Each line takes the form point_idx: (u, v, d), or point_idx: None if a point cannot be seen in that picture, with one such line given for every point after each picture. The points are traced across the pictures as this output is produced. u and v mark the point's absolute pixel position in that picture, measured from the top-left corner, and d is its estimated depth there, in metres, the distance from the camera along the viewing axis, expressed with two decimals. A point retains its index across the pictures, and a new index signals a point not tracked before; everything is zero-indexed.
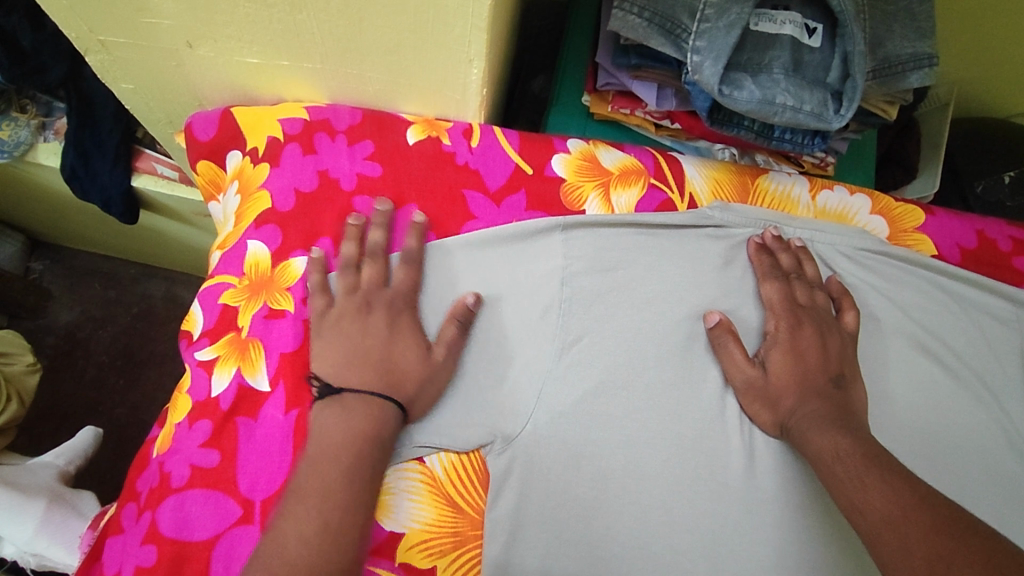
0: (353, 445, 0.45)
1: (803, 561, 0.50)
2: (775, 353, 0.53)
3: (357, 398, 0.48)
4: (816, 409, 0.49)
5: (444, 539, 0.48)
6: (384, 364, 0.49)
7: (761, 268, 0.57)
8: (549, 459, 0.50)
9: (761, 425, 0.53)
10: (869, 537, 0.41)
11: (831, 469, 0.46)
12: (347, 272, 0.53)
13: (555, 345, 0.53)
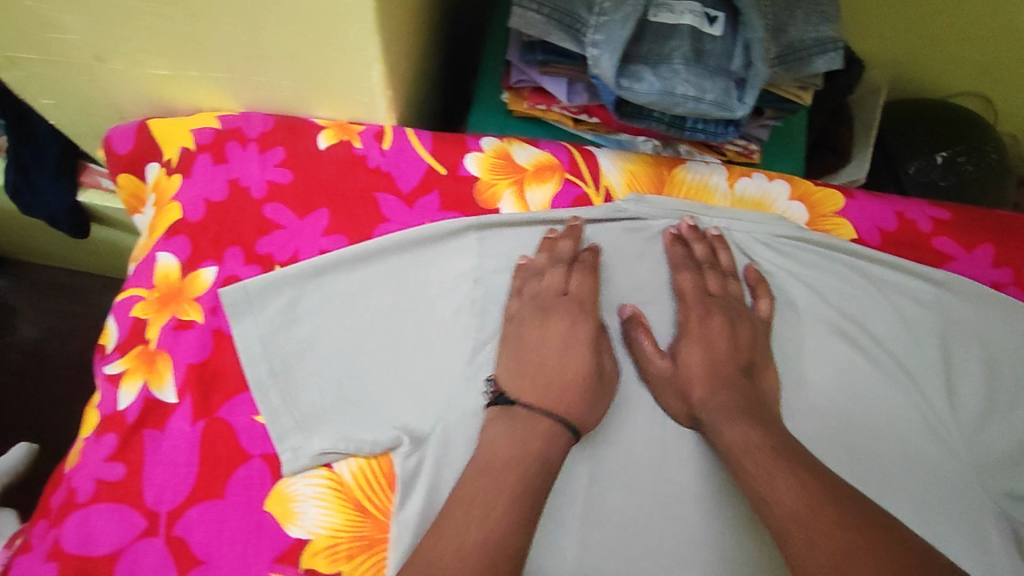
0: (527, 454, 0.46)
1: (715, 554, 0.50)
2: (687, 344, 0.54)
3: (528, 412, 0.48)
4: (727, 399, 0.51)
5: (351, 543, 0.48)
6: (549, 374, 0.51)
7: (675, 257, 0.57)
8: (459, 458, 0.51)
9: (674, 414, 0.53)
10: (774, 529, 0.43)
11: (739, 460, 0.47)
12: (522, 280, 0.55)
13: (468, 345, 0.54)
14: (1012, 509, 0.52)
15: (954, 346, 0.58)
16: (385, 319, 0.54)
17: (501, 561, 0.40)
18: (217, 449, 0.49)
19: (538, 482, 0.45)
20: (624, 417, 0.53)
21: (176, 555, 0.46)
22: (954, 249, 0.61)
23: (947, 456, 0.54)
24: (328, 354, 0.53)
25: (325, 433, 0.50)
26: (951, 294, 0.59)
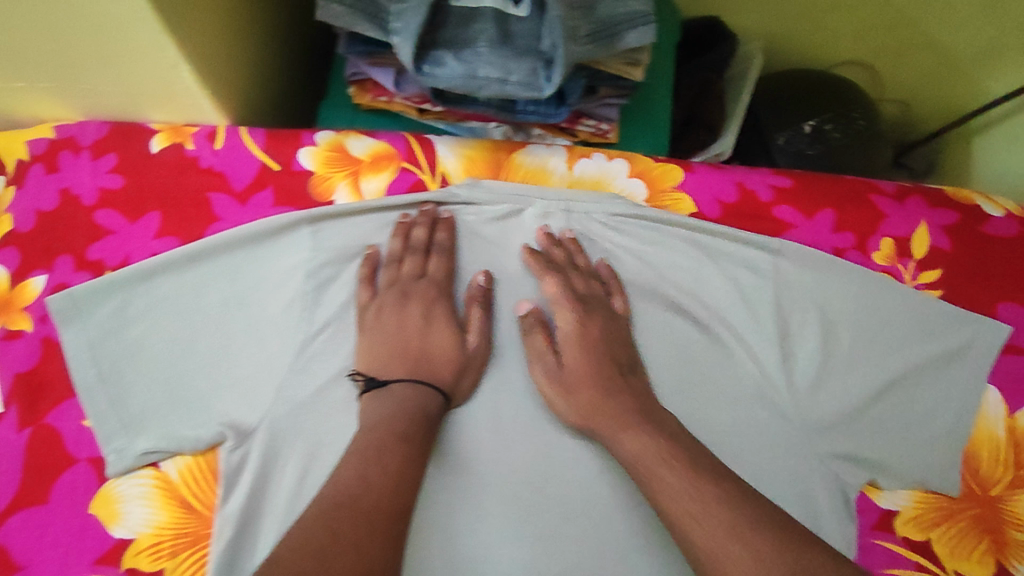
0: (405, 419, 0.48)
1: (542, 529, 0.51)
2: (569, 346, 0.54)
3: (404, 387, 0.50)
4: (604, 403, 0.51)
5: (174, 541, 0.49)
6: (421, 354, 0.52)
7: (536, 265, 0.57)
8: (288, 446, 0.51)
9: (563, 415, 0.53)
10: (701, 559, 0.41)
11: (658, 473, 0.46)
12: (390, 265, 0.56)
13: (297, 338, 0.54)
14: (837, 468, 0.54)
15: (790, 311, 0.59)
16: (218, 317, 0.55)
17: (379, 517, 0.42)
18: (45, 455, 0.51)
19: (416, 450, 0.47)
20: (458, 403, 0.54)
21: None
22: (795, 217, 0.61)
23: (776, 421, 0.55)
24: (157, 355, 0.53)
25: (152, 432, 0.51)
26: (790, 262, 0.60)
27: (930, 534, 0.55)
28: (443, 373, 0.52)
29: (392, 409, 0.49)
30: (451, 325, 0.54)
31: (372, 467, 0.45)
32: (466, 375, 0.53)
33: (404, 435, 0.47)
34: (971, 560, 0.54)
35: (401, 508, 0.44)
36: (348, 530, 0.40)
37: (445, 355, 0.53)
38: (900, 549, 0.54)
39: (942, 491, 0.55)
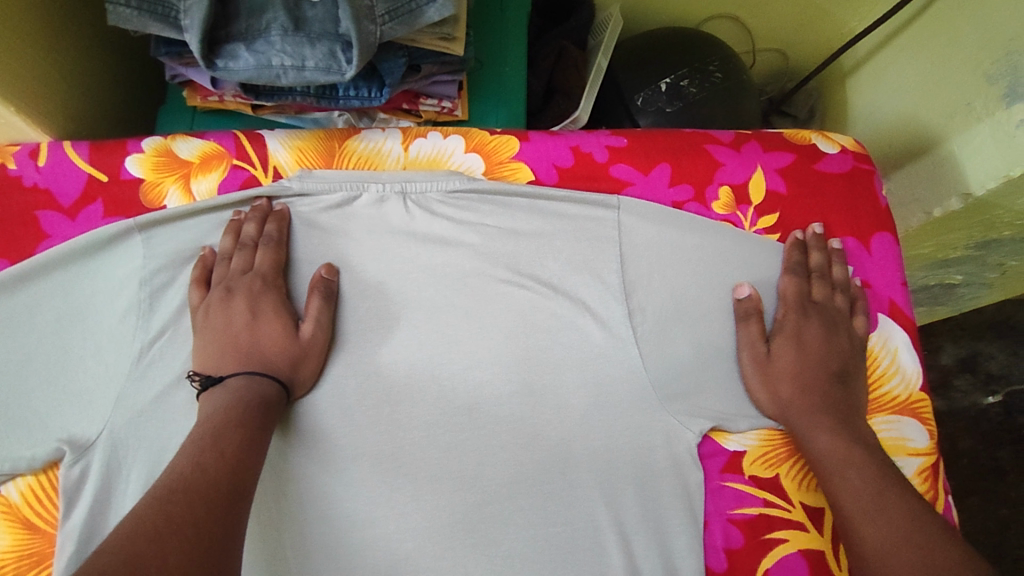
0: (238, 408, 0.48)
1: (394, 510, 0.52)
2: (781, 339, 0.57)
3: (242, 380, 0.50)
4: (809, 404, 0.54)
5: (17, 562, 0.49)
6: (253, 350, 0.52)
7: (790, 259, 0.60)
8: (132, 453, 0.51)
9: (758, 400, 0.56)
10: (868, 553, 0.46)
11: (843, 473, 0.50)
12: (221, 263, 0.56)
13: (134, 346, 0.54)
14: (684, 420, 0.54)
15: (635, 266, 0.59)
16: (56, 333, 0.55)
17: (214, 495, 0.42)
18: None
19: (254, 437, 0.47)
20: (299, 394, 0.54)
21: None
22: (632, 174, 0.62)
23: (624, 373, 0.56)
24: None
25: None
26: (630, 219, 0.60)
27: (778, 469, 0.54)
28: (279, 365, 0.52)
29: (232, 401, 0.49)
30: (285, 317, 0.54)
31: (206, 456, 0.44)
32: (303, 365, 0.53)
33: (244, 422, 0.47)
34: (817, 491, 0.54)
35: (237, 488, 0.43)
36: (181, 511, 0.39)
37: (278, 353, 0.53)
38: (747, 488, 0.54)
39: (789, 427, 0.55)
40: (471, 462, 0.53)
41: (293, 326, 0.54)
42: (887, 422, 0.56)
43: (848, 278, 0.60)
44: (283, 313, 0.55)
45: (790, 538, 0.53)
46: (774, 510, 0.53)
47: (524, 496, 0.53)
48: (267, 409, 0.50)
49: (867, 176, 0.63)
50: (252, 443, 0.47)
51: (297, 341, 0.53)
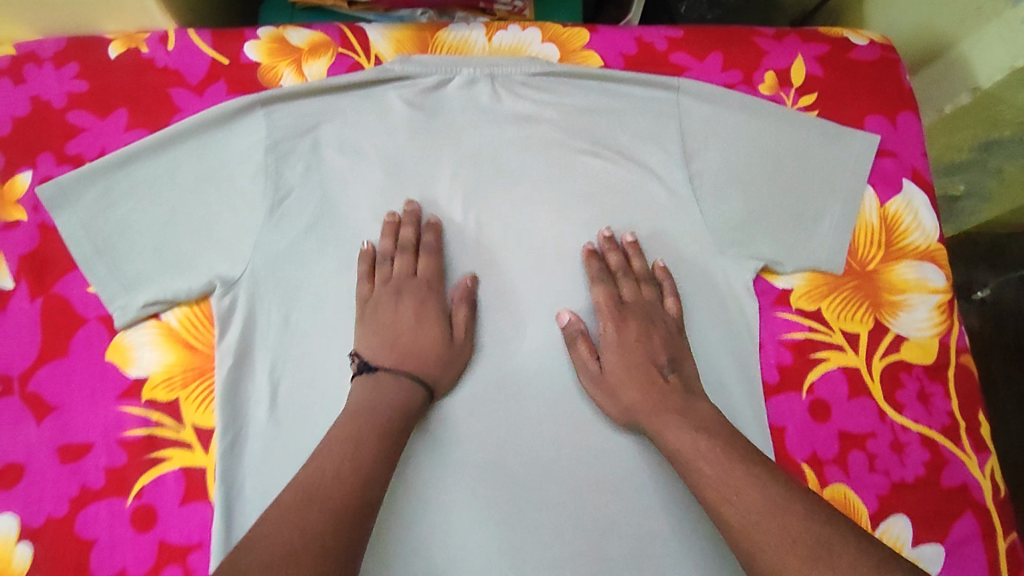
0: (387, 407, 0.53)
1: (492, 335, 0.62)
2: (610, 353, 0.60)
3: (391, 377, 0.56)
4: (651, 404, 0.56)
5: (183, 374, 0.58)
6: (410, 347, 0.58)
7: (592, 271, 0.63)
8: (270, 291, 0.60)
9: (610, 413, 0.59)
10: (736, 531, 0.47)
11: (696, 465, 0.51)
12: (383, 264, 0.62)
13: (267, 203, 0.62)
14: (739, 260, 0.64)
15: (693, 141, 0.67)
16: (193, 195, 0.62)
17: (362, 486, 0.48)
18: (56, 319, 0.58)
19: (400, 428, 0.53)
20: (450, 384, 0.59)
21: (32, 406, 0.56)
22: (689, 61, 0.71)
23: (688, 224, 0.65)
24: (146, 228, 0.61)
25: (149, 288, 0.59)
26: (688, 98, 0.68)
27: (821, 304, 0.64)
28: (433, 364, 0.58)
29: (390, 398, 0.54)
30: (439, 334, 0.59)
31: (341, 460, 0.49)
32: (450, 365, 0.59)
33: (384, 429, 0.52)
34: (853, 320, 0.64)
35: (369, 483, 0.48)
36: (315, 524, 0.44)
37: (433, 348, 0.58)
38: (796, 317, 0.64)
39: (830, 271, 0.65)
40: (558, 292, 0.64)
41: (445, 334, 0.59)
42: (911, 267, 0.66)
43: (651, 267, 0.64)
44: (437, 326, 0.60)
45: (831, 359, 0.63)
46: (817, 334, 0.64)
47: None
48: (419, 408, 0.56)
49: (894, 63, 0.72)
50: (396, 443, 0.52)
51: (455, 369, 0.59)
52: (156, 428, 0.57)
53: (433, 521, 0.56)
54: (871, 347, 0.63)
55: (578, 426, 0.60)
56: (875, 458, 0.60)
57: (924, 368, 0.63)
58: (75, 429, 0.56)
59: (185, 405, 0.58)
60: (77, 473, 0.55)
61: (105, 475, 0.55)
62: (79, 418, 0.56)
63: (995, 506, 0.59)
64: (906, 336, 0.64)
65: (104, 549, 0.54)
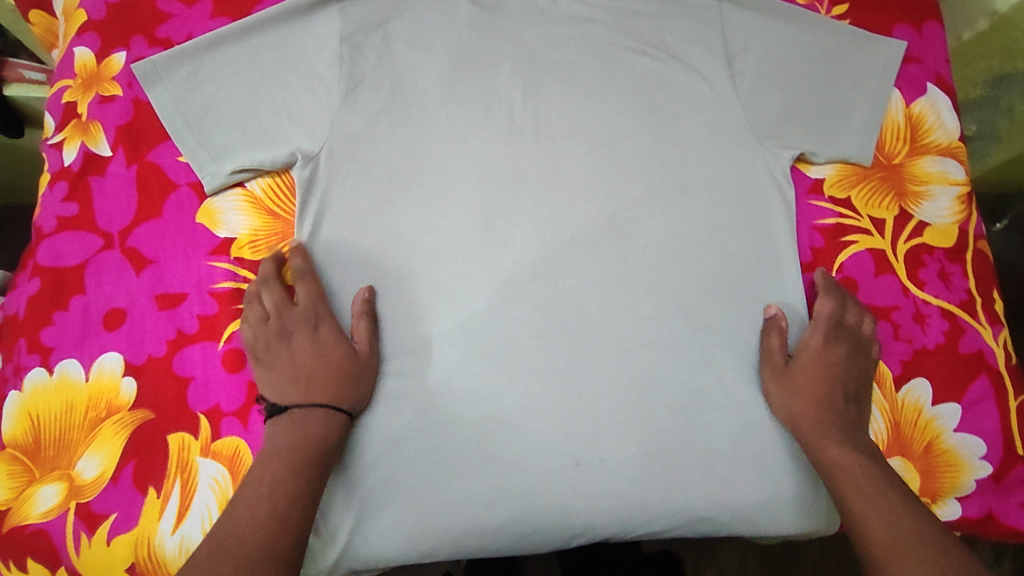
0: (303, 444, 0.54)
1: (553, 216, 0.65)
2: (803, 355, 0.63)
3: (304, 412, 0.56)
4: (821, 418, 0.60)
5: (268, 237, 0.63)
6: (316, 377, 0.57)
7: (825, 286, 0.65)
8: (346, 166, 0.64)
9: (772, 407, 0.62)
10: (867, 541, 0.53)
11: (853, 479, 0.56)
12: (254, 303, 0.60)
13: (341, 88, 0.66)
14: (775, 150, 0.69)
15: (735, 44, 0.72)
16: (273, 78, 0.65)
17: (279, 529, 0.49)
18: (151, 184, 0.63)
19: (314, 458, 0.53)
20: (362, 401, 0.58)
21: (130, 259, 0.60)
22: None
23: (731, 119, 0.70)
24: (228, 106, 0.64)
25: (234, 158, 0.63)
26: (732, 7, 0.73)
27: (850, 193, 0.70)
28: (344, 390, 0.57)
29: (295, 433, 0.54)
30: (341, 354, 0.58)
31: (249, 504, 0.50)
32: (360, 383, 0.58)
33: (288, 460, 0.53)
34: (880, 206, 0.69)
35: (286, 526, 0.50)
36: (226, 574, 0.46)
37: (337, 368, 0.58)
38: (828, 205, 0.69)
39: (858, 162, 0.70)
40: (613, 179, 0.67)
41: (346, 355, 0.58)
42: (933, 162, 0.71)
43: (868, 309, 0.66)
44: (338, 348, 0.58)
45: (860, 241, 0.68)
46: (848, 219, 0.69)
47: (654, 205, 0.67)
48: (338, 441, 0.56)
49: None
50: (309, 479, 0.52)
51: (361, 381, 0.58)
52: (243, 283, 0.61)
53: (498, 370, 0.60)
54: (897, 232, 0.68)
55: (628, 292, 0.64)
56: (899, 327, 0.66)
57: (944, 251, 0.68)
58: (170, 280, 0.60)
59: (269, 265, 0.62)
60: (174, 318, 0.59)
61: (199, 322, 0.59)
62: (174, 271, 0.60)
63: (1007, 370, 0.65)
64: (928, 223, 0.69)
65: (200, 386, 0.58)
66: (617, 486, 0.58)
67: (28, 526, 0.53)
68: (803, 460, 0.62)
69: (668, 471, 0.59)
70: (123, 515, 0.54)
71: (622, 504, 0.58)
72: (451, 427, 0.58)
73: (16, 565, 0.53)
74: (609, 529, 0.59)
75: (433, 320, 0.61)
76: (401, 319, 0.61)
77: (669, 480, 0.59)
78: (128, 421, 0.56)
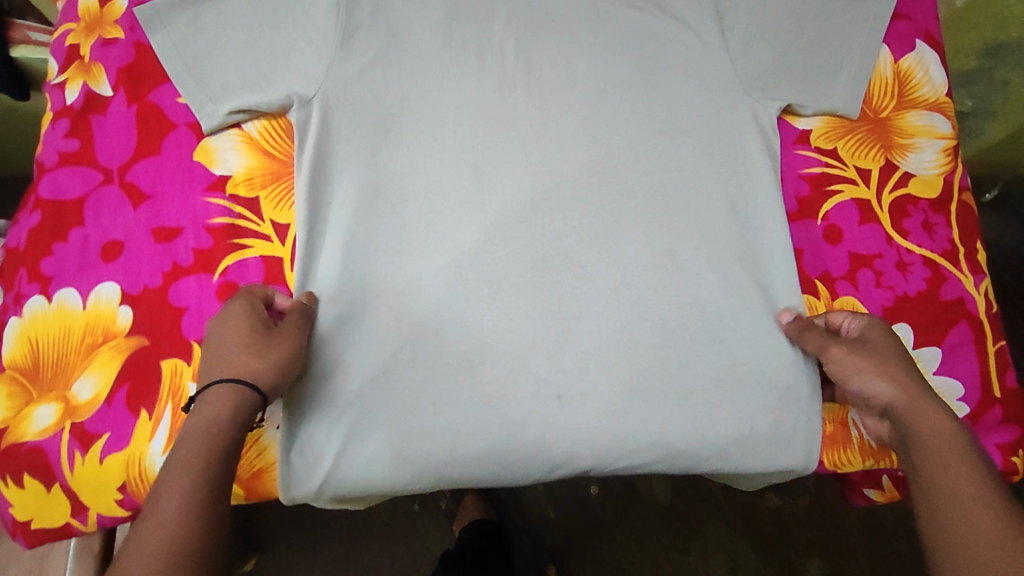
0: (204, 432, 0.48)
1: (542, 161, 0.66)
2: (875, 333, 0.60)
3: (209, 391, 0.51)
4: (921, 389, 0.56)
5: (263, 176, 0.64)
6: (226, 353, 0.52)
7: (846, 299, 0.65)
8: (343, 111, 0.64)
9: (868, 376, 0.57)
10: (984, 518, 0.48)
11: (961, 453, 0.52)
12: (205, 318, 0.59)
13: (337, 35, 0.65)
14: (762, 101, 0.69)
15: None
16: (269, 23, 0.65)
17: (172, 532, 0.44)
18: (149, 123, 0.64)
19: (215, 450, 0.48)
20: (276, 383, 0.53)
21: (128, 194, 0.62)
22: None
23: (721, 69, 0.70)
24: (226, 52, 0.64)
25: (230, 101, 0.63)
26: None
27: (837, 144, 0.71)
28: (251, 363, 0.52)
29: (196, 421, 0.49)
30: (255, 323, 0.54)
31: (147, 529, 0.44)
32: (270, 354, 0.53)
33: (188, 465, 0.47)
34: (866, 157, 0.70)
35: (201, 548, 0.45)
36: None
37: (246, 340, 0.53)
38: (814, 155, 0.70)
39: (847, 115, 0.71)
40: (602, 126, 0.68)
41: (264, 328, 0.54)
42: (921, 116, 0.72)
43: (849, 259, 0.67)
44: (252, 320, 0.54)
45: (845, 191, 0.69)
46: (833, 169, 0.70)
47: (643, 152, 0.67)
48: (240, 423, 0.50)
49: None
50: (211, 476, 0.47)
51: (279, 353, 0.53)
52: (238, 220, 0.62)
53: (486, 306, 0.61)
54: (882, 183, 0.69)
55: (615, 235, 0.65)
56: (881, 275, 0.67)
57: (928, 201, 0.69)
58: (166, 214, 0.62)
59: (263, 203, 0.63)
60: (169, 251, 0.61)
61: (194, 255, 0.61)
62: (170, 206, 0.62)
63: (987, 318, 0.66)
64: (913, 174, 0.70)
65: (193, 316, 0.59)
66: (600, 419, 0.60)
67: (25, 443, 0.55)
68: (782, 399, 0.63)
69: (648, 405, 0.60)
70: (116, 435, 0.55)
71: (603, 437, 0.59)
72: (438, 359, 0.59)
73: (14, 481, 0.55)
74: (590, 462, 0.59)
75: (423, 258, 0.62)
76: (393, 257, 0.62)
77: (651, 414, 0.60)
78: (123, 348, 0.58)
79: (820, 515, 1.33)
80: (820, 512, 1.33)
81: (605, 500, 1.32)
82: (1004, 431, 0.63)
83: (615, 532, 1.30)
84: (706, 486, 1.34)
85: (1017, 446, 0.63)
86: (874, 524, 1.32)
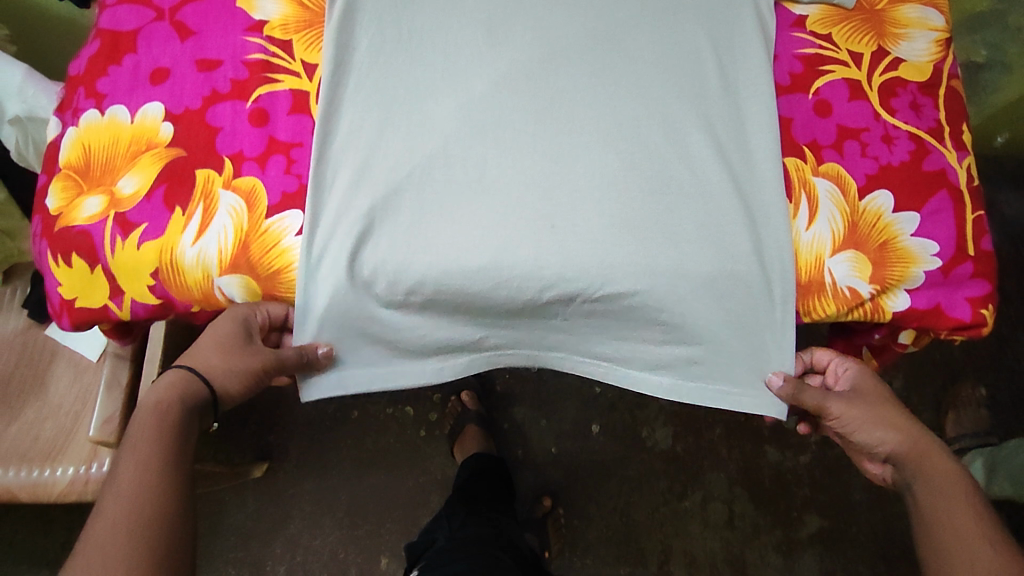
0: (161, 408, 0.62)
1: (550, 26, 0.71)
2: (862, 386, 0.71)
3: (176, 376, 0.65)
4: (918, 435, 0.68)
5: (297, 23, 0.70)
6: (202, 350, 0.66)
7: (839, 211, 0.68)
8: None
9: (871, 427, 0.69)
10: (964, 541, 0.60)
11: (950, 484, 0.64)
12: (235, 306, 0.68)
13: None
14: None
15: None
16: None
17: (139, 488, 0.56)
18: None
19: (168, 420, 0.61)
20: (226, 381, 0.66)
21: (177, 29, 0.69)
22: None
23: None
24: None
25: None
26: None
27: (832, 32, 0.75)
28: (212, 360, 0.66)
29: (155, 400, 0.63)
30: (234, 332, 0.65)
31: (114, 494, 0.56)
32: (231, 354, 0.65)
33: (152, 433, 0.60)
34: (858, 43, 0.74)
35: (159, 502, 0.56)
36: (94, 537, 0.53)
37: (221, 352, 0.65)
38: (809, 38, 0.74)
39: (841, 4, 0.75)
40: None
41: (242, 338, 0.65)
42: (915, 9, 0.76)
43: (835, 133, 0.71)
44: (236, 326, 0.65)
45: (836, 71, 0.73)
46: (827, 52, 0.74)
47: (645, 25, 0.72)
48: (187, 402, 0.64)
49: None
50: (166, 441, 0.60)
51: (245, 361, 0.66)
52: (272, 57, 0.69)
53: (489, 147, 0.67)
54: (872, 66, 0.73)
55: (614, 96, 0.69)
56: (867, 146, 0.70)
57: (917, 84, 0.73)
58: (209, 48, 0.69)
59: (296, 45, 0.69)
60: (210, 79, 0.67)
61: (232, 84, 0.67)
62: (213, 42, 0.69)
63: (967, 189, 0.70)
64: (904, 60, 0.74)
65: (227, 135, 0.66)
66: (588, 251, 0.64)
67: (74, 227, 0.64)
68: (763, 253, 0.66)
69: (632, 245, 0.65)
70: (153, 225, 0.63)
71: (590, 270, 0.64)
72: (443, 188, 0.65)
73: (63, 261, 0.64)
74: (577, 289, 0.65)
75: (436, 101, 0.68)
76: (409, 99, 0.68)
77: (635, 252, 0.65)
78: (163, 155, 0.65)
79: (823, 474, 1.32)
80: (820, 472, 1.32)
81: (605, 441, 1.34)
82: (975, 286, 0.68)
83: (613, 473, 1.32)
84: (706, 435, 1.34)
85: (987, 301, 0.67)
86: (873, 484, 1.32)
